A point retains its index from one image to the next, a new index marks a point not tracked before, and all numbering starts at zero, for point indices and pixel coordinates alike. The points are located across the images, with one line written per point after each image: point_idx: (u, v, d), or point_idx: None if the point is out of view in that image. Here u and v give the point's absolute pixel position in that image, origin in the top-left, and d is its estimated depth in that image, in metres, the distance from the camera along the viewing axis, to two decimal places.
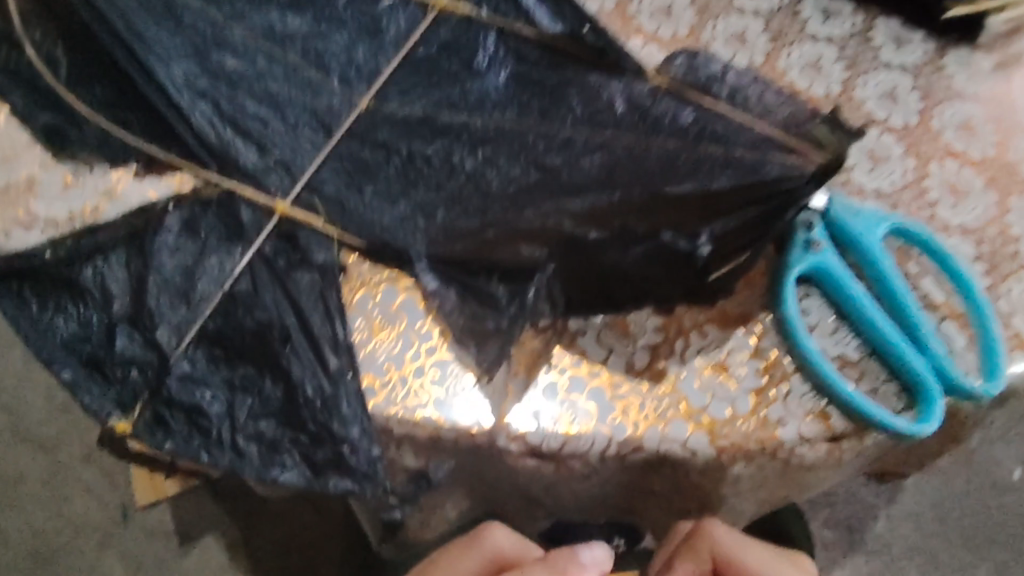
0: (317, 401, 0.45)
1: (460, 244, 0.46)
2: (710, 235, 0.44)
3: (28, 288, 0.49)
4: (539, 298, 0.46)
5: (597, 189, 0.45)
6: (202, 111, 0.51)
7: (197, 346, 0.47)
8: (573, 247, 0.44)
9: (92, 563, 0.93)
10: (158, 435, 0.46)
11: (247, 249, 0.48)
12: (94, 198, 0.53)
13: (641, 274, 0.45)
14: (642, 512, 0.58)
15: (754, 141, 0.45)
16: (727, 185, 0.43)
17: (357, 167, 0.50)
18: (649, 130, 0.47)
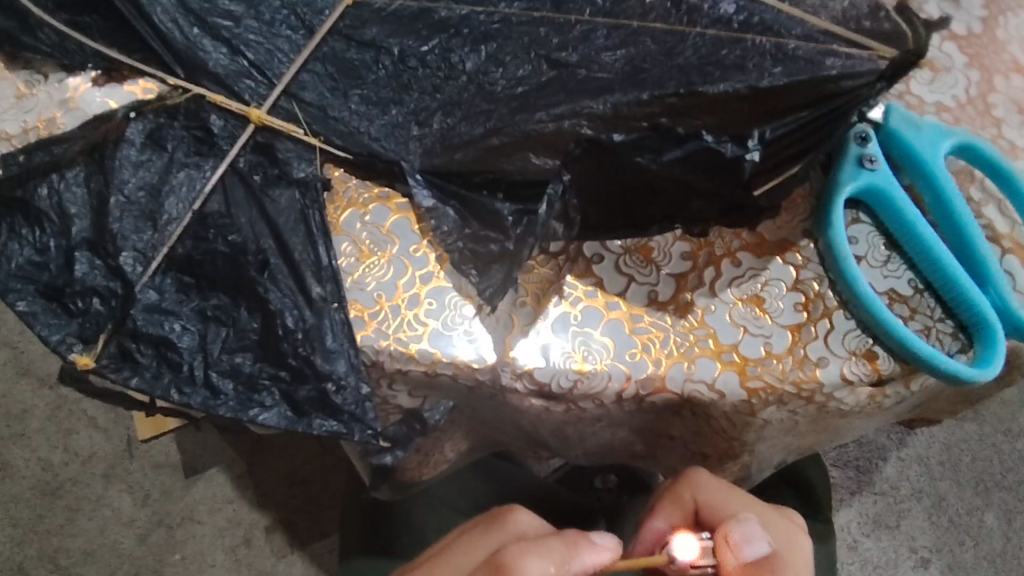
0: (298, 332, 0.40)
1: (460, 153, 0.41)
2: (760, 140, 0.38)
3: None
4: (550, 217, 0.40)
5: (622, 88, 0.40)
6: (163, 7, 0.45)
7: (165, 273, 0.41)
8: (595, 149, 0.38)
9: (96, 496, 0.90)
10: (124, 372, 0.40)
11: (219, 162, 0.43)
12: (50, 108, 0.47)
13: (676, 184, 0.39)
14: (657, 457, 0.53)
15: (806, 33, 0.40)
16: (781, 82, 0.38)
17: (342, 69, 0.44)
18: (682, 22, 0.41)
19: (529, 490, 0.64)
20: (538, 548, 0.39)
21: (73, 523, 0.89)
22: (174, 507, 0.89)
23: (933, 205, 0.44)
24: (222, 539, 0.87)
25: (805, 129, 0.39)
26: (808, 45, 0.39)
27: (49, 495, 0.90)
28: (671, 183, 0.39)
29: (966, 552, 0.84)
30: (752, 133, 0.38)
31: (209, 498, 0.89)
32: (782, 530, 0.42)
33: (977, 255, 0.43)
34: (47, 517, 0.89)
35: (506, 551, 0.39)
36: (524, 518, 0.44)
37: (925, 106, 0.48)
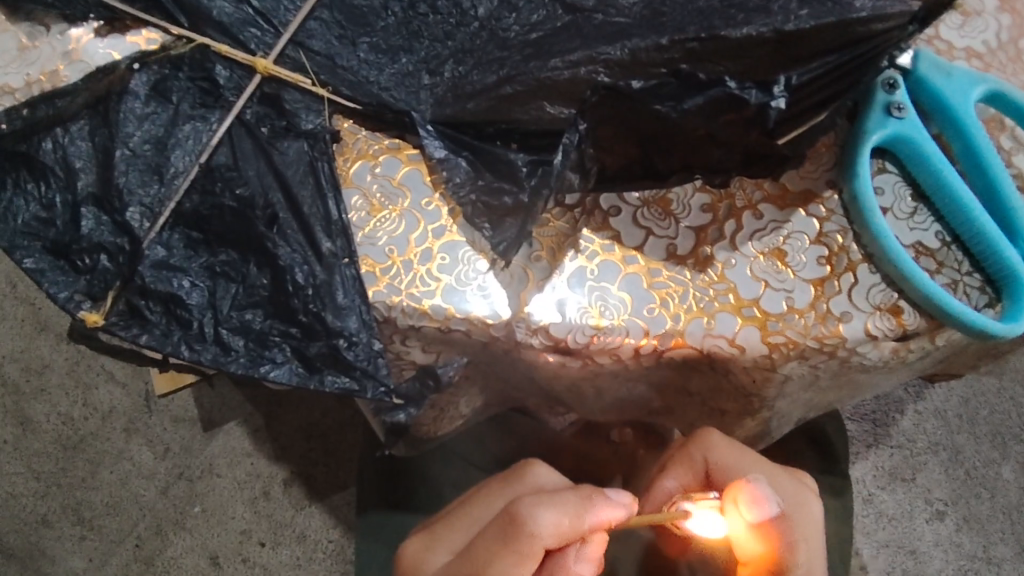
0: (309, 288, 0.39)
1: (472, 102, 0.39)
2: (786, 86, 0.36)
3: None
4: (565, 167, 0.38)
5: (642, 32, 0.38)
6: None
7: (173, 228, 0.41)
8: (612, 96, 0.37)
9: (118, 449, 0.91)
10: (133, 329, 0.39)
11: (225, 114, 0.42)
12: (53, 60, 0.46)
13: (700, 131, 0.37)
14: (675, 413, 0.53)
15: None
16: (809, 25, 0.36)
17: (349, 17, 0.43)
18: None
19: (546, 445, 0.64)
20: (550, 499, 0.39)
21: (95, 476, 0.90)
22: (193, 461, 0.90)
23: (963, 154, 0.43)
24: (243, 491, 0.88)
25: (834, 75, 0.37)
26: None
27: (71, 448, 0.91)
28: (690, 132, 0.37)
29: (982, 504, 0.83)
30: (777, 79, 0.36)
31: (228, 451, 0.90)
32: (791, 492, 0.43)
33: (1007, 206, 0.42)
34: (70, 471, 0.91)
35: (522, 502, 0.39)
36: (544, 471, 0.44)
37: (955, 52, 0.46)
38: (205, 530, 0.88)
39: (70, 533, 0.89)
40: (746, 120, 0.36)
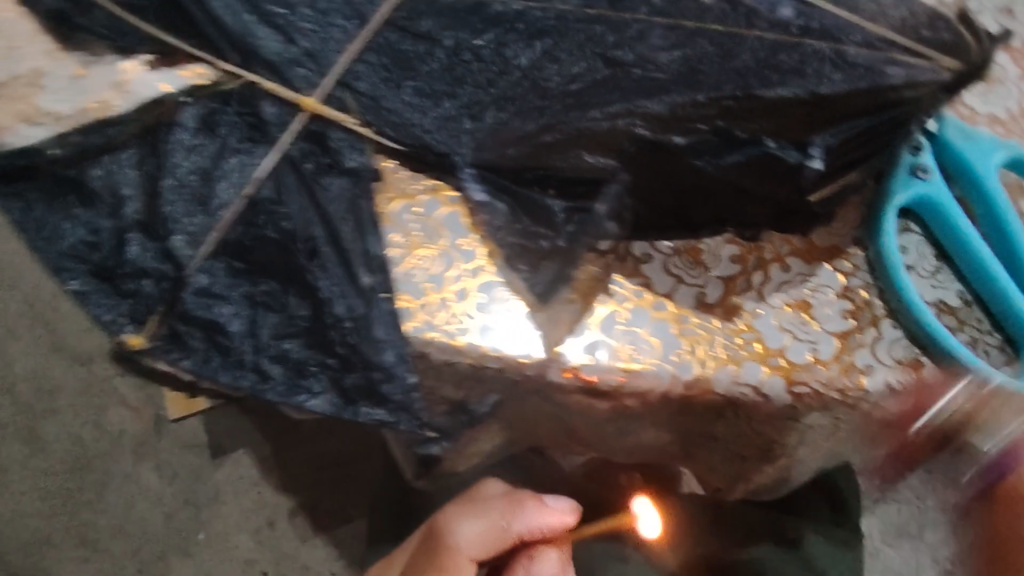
0: (347, 321, 0.40)
1: (512, 148, 0.41)
2: (822, 148, 0.39)
3: (32, 191, 0.45)
4: (607, 217, 0.40)
5: (679, 88, 0.39)
6: None
7: (216, 257, 0.42)
8: (657, 151, 0.39)
9: (124, 473, 0.88)
10: (173, 353, 0.41)
11: (269, 149, 0.43)
12: (105, 89, 0.48)
13: (738, 185, 0.39)
14: (694, 458, 0.53)
15: (867, 39, 0.40)
16: (843, 88, 0.38)
17: (395, 61, 0.45)
18: (742, 22, 0.41)
19: (562, 484, 0.64)
20: (477, 514, 0.48)
21: (101, 498, 0.88)
22: (199, 487, 0.88)
23: (985, 218, 0.44)
24: (250, 520, 0.87)
25: (866, 137, 0.40)
26: (867, 52, 0.39)
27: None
28: (726, 185, 0.39)
29: None
30: (814, 141, 0.38)
31: (236, 480, 0.88)
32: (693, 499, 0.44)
33: None
34: (75, 491, 0.88)
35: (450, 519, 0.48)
36: (491, 487, 0.52)
37: (978, 117, 0.47)
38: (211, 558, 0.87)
39: (72, 556, 0.87)
40: (781, 177, 0.39)
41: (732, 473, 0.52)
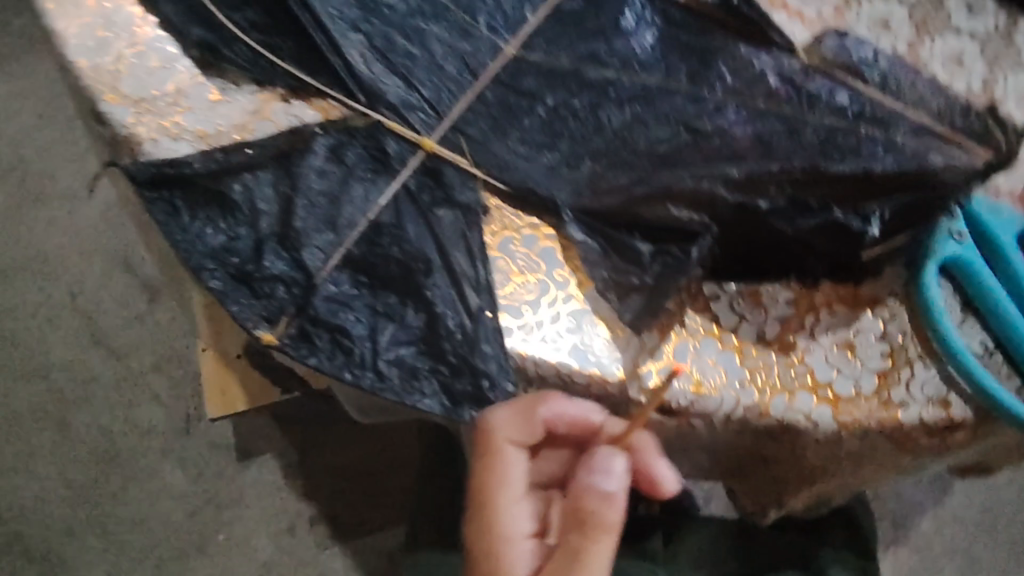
0: (458, 333, 0.47)
1: (607, 197, 0.49)
2: (879, 219, 0.47)
3: (179, 196, 0.51)
4: (699, 261, 0.48)
5: (756, 158, 0.48)
6: (354, 42, 0.54)
7: (342, 269, 0.48)
8: (741, 213, 0.47)
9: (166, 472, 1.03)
10: (303, 350, 0.48)
11: (391, 180, 0.50)
12: (243, 116, 0.55)
13: (808, 245, 0.47)
14: (739, 478, 0.61)
15: (911, 128, 0.47)
16: (893, 168, 0.46)
17: (503, 113, 0.51)
18: (804, 108, 0.49)
19: None
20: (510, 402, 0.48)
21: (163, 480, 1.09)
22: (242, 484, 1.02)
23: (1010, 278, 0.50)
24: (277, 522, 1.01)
25: (917, 210, 0.47)
26: (912, 136, 0.47)
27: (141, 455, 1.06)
28: (797, 243, 0.47)
29: None
30: (873, 212, 0.46)
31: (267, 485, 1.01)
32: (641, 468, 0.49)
33: None
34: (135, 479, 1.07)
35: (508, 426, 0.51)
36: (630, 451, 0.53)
37: None
38: None
39: None
40: (844, 239, 0.47)
41: (775, 492, 0.60)
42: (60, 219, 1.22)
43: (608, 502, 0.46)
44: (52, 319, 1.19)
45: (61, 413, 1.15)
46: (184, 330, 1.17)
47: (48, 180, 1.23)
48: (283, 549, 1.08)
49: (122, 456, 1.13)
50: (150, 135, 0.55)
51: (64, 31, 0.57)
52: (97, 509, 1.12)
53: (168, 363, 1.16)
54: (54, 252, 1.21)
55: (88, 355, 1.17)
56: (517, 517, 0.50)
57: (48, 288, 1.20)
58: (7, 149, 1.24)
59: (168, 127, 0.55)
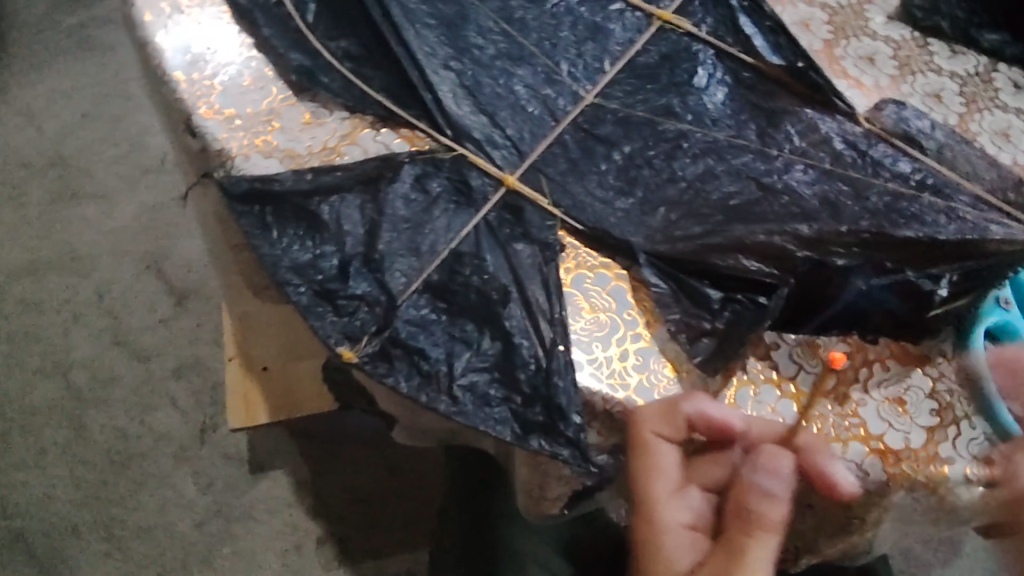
0: (532, 364, 0.50)
1: (683, 244, 0.52)
2: (948, 282, 0.51)
3: (269, 212, 0.53)
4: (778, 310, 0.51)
5: (825, 218, 0.53)
6: (446, 80, 0.58)
7: (423, 293, 0.51)
8: (823, 267, 0.51)
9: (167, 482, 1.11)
10: (381, 368, 0.49)
11: (473, 214, 0.54)
12: (333, 138, 0.58)
13: (881, 303, 0.51)
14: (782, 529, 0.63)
15: (972, 200, 0.54)
16: (955, 236, 0.51)
17: (582, 157, 0.56)
18: (872, 169, 0.55)
19: None
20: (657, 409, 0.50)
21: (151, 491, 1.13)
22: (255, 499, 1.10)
23: None
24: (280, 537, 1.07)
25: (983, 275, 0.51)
26: (976, 213, 0.52)
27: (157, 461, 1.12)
28: (870, 301, 0.51)
29: None
30: (944, 275, 0.51)
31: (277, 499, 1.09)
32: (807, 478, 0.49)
33: None
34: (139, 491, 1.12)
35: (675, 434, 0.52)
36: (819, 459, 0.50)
37: None
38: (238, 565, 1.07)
39: (107, 543, 1.10)
40: (915, 299, 0.51)
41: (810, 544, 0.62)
42: (95, 219, 1.31)
43: (769, 501, 0.48)
44: (77, 317, 1.24)
45: (80, 412, 1.18)
46: (206, 338, 1.22)
47: (87, 180, 1.34)
48: (290, 566, 1.08)
49: (137, 460, 1.15)
50: (242, 151, 0.58)
51: (166, 52, 0.62)
52: (107, 511, 1.12)
53: (190, 369, 1.20)
54: (84, 249, 1.29)
55: (111, 357, 1.22)
56: (678, 507, 0.52)
57: (80, 289, 1.26)
58: (50, 149, 1.37)
59: (261, 144, 0.58)
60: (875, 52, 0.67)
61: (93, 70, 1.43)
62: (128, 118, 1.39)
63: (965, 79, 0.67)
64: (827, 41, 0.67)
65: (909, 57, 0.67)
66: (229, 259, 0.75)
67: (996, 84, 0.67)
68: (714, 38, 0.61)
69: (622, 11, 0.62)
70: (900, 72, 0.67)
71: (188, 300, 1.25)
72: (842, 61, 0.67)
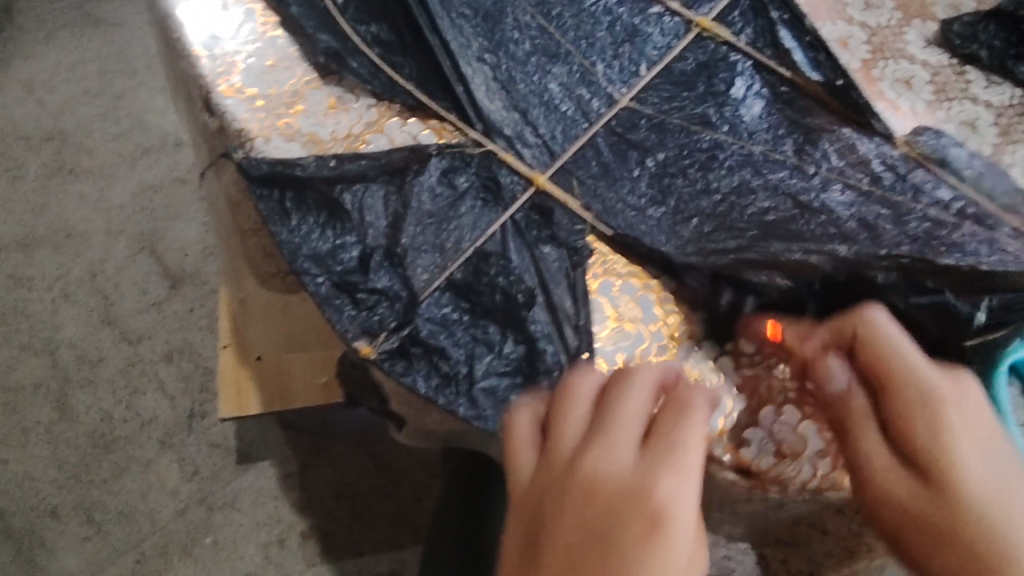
0: (555, 369, 0.52)
1: (721, 258, 0.53)
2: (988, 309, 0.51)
3: (290, 198, 0.54)
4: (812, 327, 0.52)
5: (866, 240, 0.53)
6: (481, 76, 0.59)
7: (445, 292, 0.54)
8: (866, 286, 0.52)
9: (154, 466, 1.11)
10: (399, 366, 0.52)
11: (502, 213, 0.56)
12: (359, 126, 0.58)
13: (918, 328, 0.51)
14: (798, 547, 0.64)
15: (1013, 231, 0.54)
16: (1000, 266, 0.52)
17: (615, 161, 0.57)
18: (913, 196, 0.55)
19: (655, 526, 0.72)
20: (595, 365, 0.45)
21: (125, 482, 1.10)
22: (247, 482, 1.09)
23: None
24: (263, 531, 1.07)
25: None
26: (1020, 245, 0.53)
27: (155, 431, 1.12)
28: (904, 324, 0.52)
29: None
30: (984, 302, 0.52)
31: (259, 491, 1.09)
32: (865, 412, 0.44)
33: None
34: (122, 477, 1.11)
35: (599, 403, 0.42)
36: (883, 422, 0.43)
37: None
38: (213, 559, 1.06)
39: (78, 530, 1.08)
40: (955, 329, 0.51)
41: (815, 563, 0.64)
42: (91, 197, 1.29)
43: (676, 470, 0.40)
44: (69, 296, 1.22)
45: (65, 392, 1.16)
46: (198, 323, 1.20)
47: (85, 156, 1.32)
48: (271, 560, 1.06)
49: (121, 443, 1.13)
50: (262, 132, 0.57)
51: (185, 28, 0.60)
52: (89, 493, 1.10)
53: (179, 355, 1.18)
54: (79, 227, 1.27)
55: (100, 337, 1.19)
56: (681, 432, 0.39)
57: (71, 266, 1.24)
58: (48, 121, 1.35)
59: (283, 127, 0.58)
60: (912, 75, 0.66)
61: (98, 44, 1.41)
62: (128, 95, 1.36)
63: (1000, 109, 0.66)
64: (864, 60, 0.66)
65: (945, 83, 0.66)
66: (236, 244, 0.74)
67: None
68: (753, 50, 0.60)
69: (659, 14, 0.62)
70: (936, 98, 0.65)
71: (182, 285, 1.22)
72: (880, 83, 0.65)
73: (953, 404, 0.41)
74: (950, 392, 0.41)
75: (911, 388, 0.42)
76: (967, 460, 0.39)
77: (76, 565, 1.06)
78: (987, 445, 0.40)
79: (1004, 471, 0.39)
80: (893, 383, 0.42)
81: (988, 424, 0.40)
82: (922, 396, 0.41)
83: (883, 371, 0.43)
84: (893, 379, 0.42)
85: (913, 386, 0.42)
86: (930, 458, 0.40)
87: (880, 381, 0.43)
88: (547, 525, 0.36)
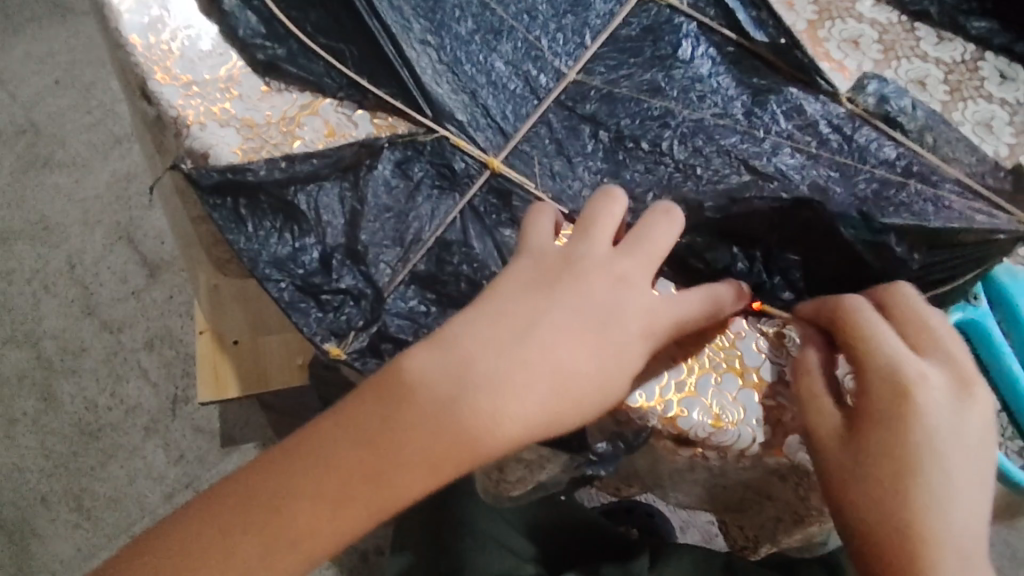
0: None
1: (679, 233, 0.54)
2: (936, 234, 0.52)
3: (243, 205, 0.55)
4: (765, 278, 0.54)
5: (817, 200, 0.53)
6: (428, 58, 0.59)
7: (410, 284, 0.55)
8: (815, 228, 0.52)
9: (139, 452, 1.12)
10: (367, 359, 0.53)
11: (461, 199, 0.56)
12: (292, 109, 0.59)
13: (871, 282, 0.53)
14: (750, 513, 0.66)
15: (956, 185, 0.54)
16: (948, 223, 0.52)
17: (566, 136, 0.58)
18: (859, 158, 0.56)
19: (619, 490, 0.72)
20: (599, 226, 0.49)
21: (110, 470, 1.11)
22: (234, 446, 1.12)
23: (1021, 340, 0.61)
24: None
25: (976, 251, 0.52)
26: (962, 202, 0.53)
27: (151, 401, 1.15)
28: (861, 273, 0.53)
29: None
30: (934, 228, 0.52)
31: None
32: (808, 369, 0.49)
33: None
34: (107, 465, 1.12)
35: (583, 264, 0.48)
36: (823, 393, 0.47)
37: None
38: None
39: (66, 517, 1.09)
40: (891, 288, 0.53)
41: (763, 532, 0.67)
42: (67, 188, 1.28)
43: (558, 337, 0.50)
44: (47, 287, 1.22)
45: (50, 381, 1.16)
46: (177, 309, 1.20)
47: (58, 148, 1.31)
48: None
49: (107, 430, 1.13)
50: (196, 119, 0.57)
51: (122, 13, 0.60)
52: (76, 481, 1.11)
53: (162, 342, 1.18)
54: (56, 218, 1.26)
55: (81, 326, 1.19)
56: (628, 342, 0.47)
57: (49, 257, 1.24)
58: (19, 114, 1.33)
59: (216, 113, 0.58)
60: (861, 35, 0.65)
61: (65, 34, 1.38)
62: (99, 84, 1.35)
63: (951, 66, 0.65)
64: (812, 22, 0.66)
65: (896, 41, 0.65)
66: (193, 234, 0.74)
67: (982, 73, 0.64)
68: (694, 10, 0.60)
69: None
70: (884, 57, 0.65)
71: (160, 273, 1.22)
72: (826, 44, 0.65)
73: (923, 395, 0.43)
74: (921, 383, 0.43)
75: (882, 368, 0.44)
76: (913, 446, 0.43)
77: (67, 552, 1.07)
78: (941, 442, 0.43)
79: (948, 462, 0.43)
80: (863, 364, 0.45)
81: (962, 422, 0.43)
82: (885, 377, 0.44)
83: (853, 334, 0.46)
84: (866, 356, 0.45)
85: (884, 362, 0.44)
86: (867, 416, 0.44)
87: (853, 351, 0.46)
88: (553, 295, 0.47)
